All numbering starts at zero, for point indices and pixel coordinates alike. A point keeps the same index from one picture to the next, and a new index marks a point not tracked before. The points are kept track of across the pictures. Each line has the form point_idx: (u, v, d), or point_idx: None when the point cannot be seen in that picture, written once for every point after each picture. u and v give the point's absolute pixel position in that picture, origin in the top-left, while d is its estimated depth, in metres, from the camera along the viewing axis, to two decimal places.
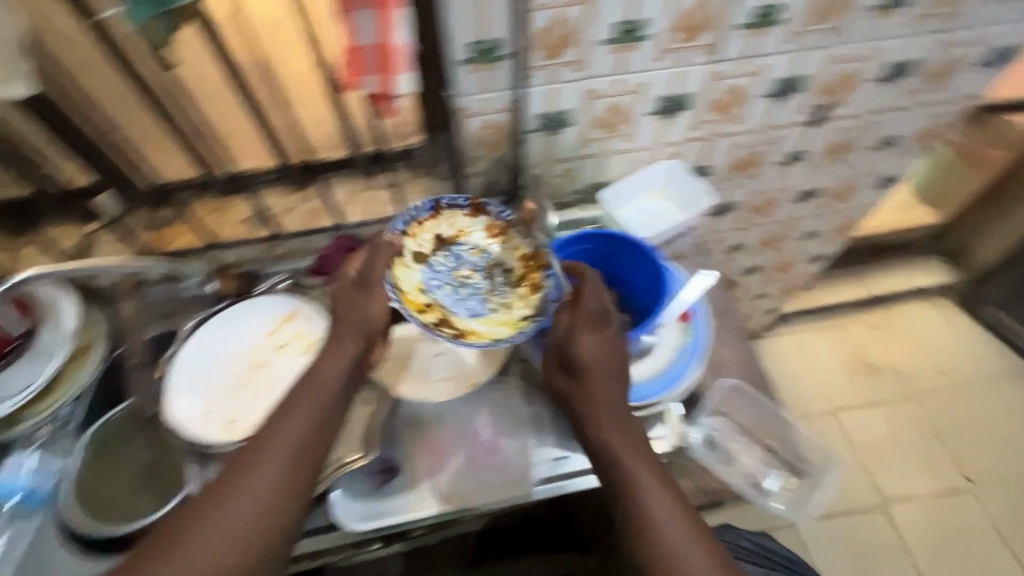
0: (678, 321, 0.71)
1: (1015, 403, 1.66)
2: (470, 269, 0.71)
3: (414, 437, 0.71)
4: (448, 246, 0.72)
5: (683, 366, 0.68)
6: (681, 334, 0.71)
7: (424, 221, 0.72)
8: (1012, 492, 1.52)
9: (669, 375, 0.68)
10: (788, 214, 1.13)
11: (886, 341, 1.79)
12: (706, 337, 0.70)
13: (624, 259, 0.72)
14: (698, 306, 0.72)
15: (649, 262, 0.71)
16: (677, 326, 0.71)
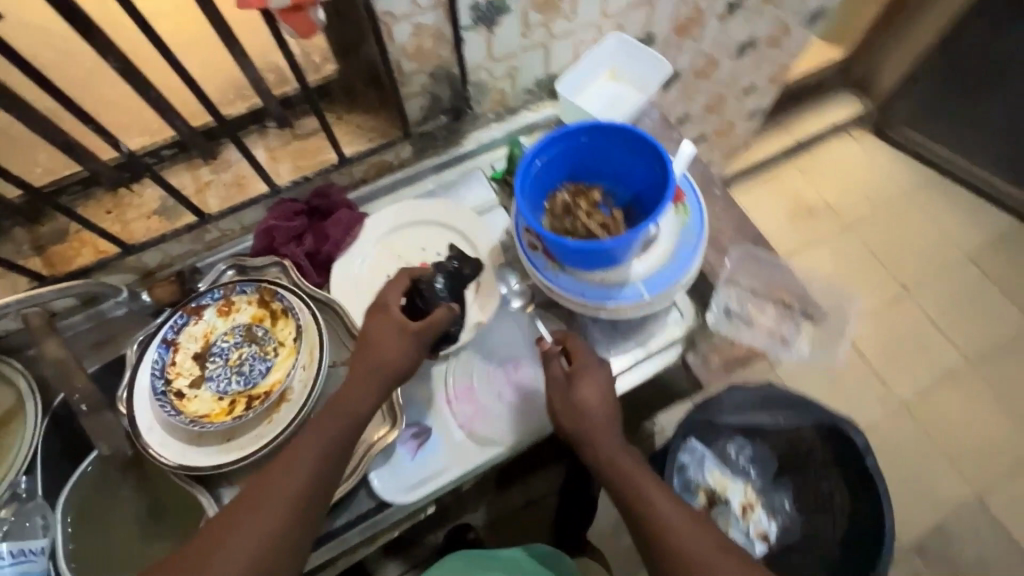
0: (674, 203, 0.67)
1: (933, 208, 1.82)
2: (230, 352, 0.67)
3: (437, 393, 0.69)
4: (204, 354, 0.67)
5: (690, 246, 0.66)
6: (679, 217, 0.67)
7: (174, 359, 0.66)
8: (941, 286, 1.71)
9: (679, 261, 0.65)
10: (728, 73, 1.10)
11: (817, 182, 1.88)
12: (705, 214, 0.67)
13: (605, 147, 0.65)
14: (688, 183, 0.69)
15: (642, 144, 0.62)
16: (674, 209, 0.68)
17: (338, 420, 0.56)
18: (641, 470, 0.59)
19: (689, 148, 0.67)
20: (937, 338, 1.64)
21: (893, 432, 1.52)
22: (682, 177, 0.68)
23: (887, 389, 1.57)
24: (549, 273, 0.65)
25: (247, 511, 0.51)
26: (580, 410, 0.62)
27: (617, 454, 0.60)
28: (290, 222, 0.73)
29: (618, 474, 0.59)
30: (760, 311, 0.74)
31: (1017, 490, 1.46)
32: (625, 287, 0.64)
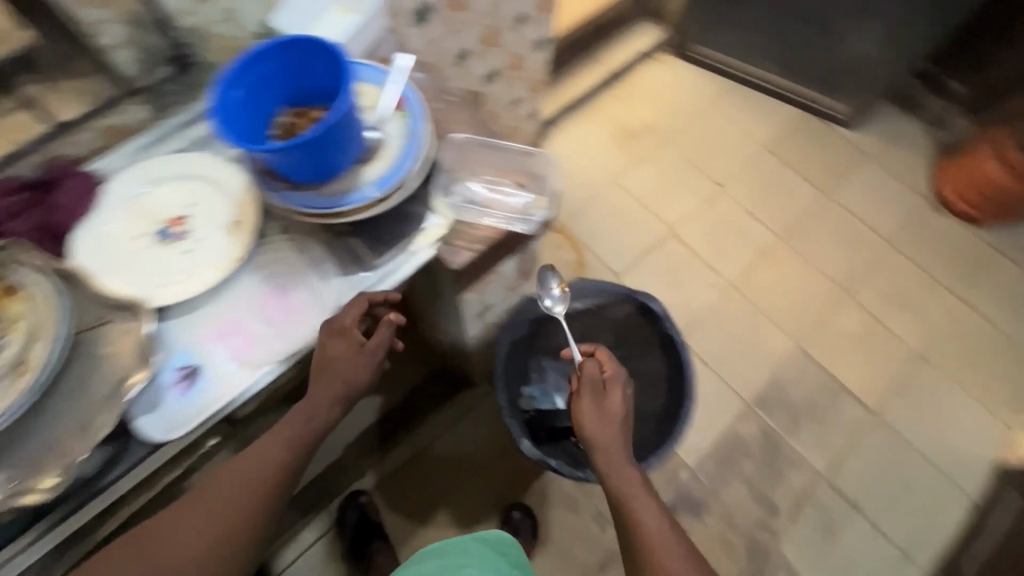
0: (394, 110, 0.73)
1: (734, 112, 2.04)
2: None
3: (201, 332, 0.69)
4: None
5: (411, 145, 0.71)
6: (401, 121, 0.72)
7: None
8: (750, 178, 1.93)
9: (401, 159, 0.70)
10: (488, 2, 1.16)
11: (634, 106, 2.04)
12: (424, 114, 0.73)
13: (304, 65, 0.68)
14: (407, 92, 0.74)
15: (330, 56, 0.65)
16: (395, 115, 0.73)
17: (308, 421, 0.70)
18: (637, 481, 0.79)
19: (399, 59, 0.73)
20: (752, 222, 1.86)
21: (726, 311, 1.72)
22: (400, 86, 0.73)
23: (717, 274, 1.77)
24: (281, 193, 0.67)
25: (235, 479, 0.66)
26: (603, 419, 0.83)
27: (622, 466, 0.81)
28: (12, 198, 0.70)
29: (617, 482, 0.79)
30: (497, 193, 0.83)
31: (829, 334, 1.71)
32: (354, 191, 0.68)
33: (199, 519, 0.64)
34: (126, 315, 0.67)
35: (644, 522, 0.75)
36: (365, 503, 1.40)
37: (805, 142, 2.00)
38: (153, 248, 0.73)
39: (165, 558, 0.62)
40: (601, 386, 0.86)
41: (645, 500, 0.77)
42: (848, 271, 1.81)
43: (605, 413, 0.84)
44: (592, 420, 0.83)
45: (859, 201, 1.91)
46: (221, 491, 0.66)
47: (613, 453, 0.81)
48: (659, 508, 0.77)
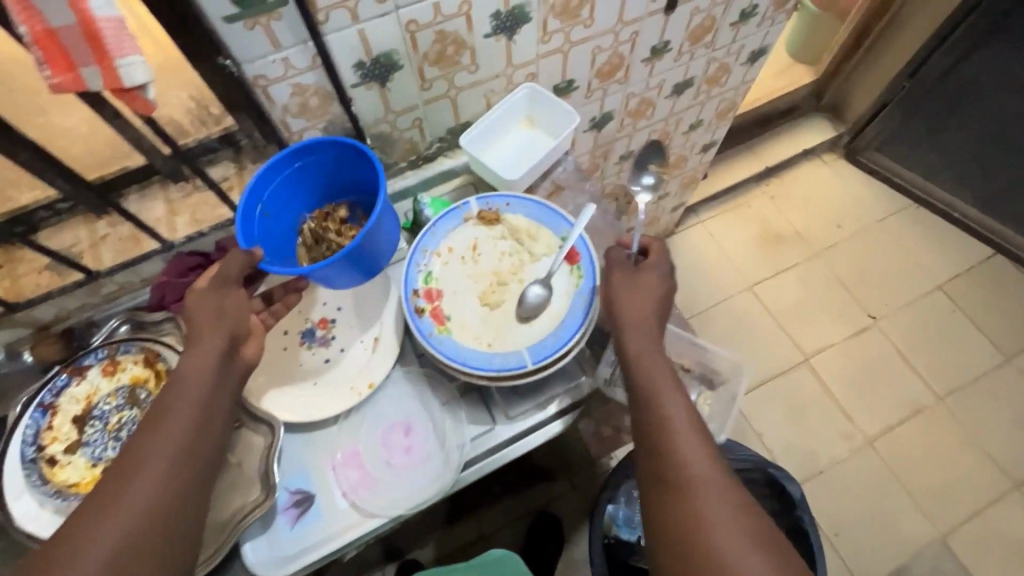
0: (567, 264, 0.67)
1: (905, 236, 1.79)
2: (111, 417, 0.65)
3: (322, 458, 0.66)
4: (86, 417, 0.65)
5: (581, 311, 0.64)
6: (572, 278, 0.66)
7: (53, 424, 0.64)
8: (910, 318, 1.68)
9: (568, 327, 0.63)
10: (668, 111, 1.08)
11: (786, 209, 1.85)
12: (598, 275, 0.65)
13: (338, 161, 0.66)
14: (585, 246, 0.67)
15: (351, 149, 0.64)
16: (568, 273, 0.66)
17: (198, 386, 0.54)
18: (688, 429, 0.55)
19: (585, 211, 0.67)
20: (904, 371, 1.60)
21: (854, 469, 1.49)
22: (578, 237, 0.67)
23: (851, 423, 1.54)
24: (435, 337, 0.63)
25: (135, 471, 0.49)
26: (634, 284, 0.63)
27: (668, 398, 0.56)
28: (182, 278, 0.71)
29: (651, 402, 0.57)
30: None
31: (982, 533, 1.42)
32: (509, 354, 0.62)
33: (156, 448, 0.50)
34: (259, 426, 0.65)
35: (694, 468, 0.52)
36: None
37: (992, 289, 1.70)
38: (296, 350, 0.72)
39: (94, 540, 0.46)
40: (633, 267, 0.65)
41: (698, 451, 0.53)
42: (1022, 459, 1.49)
43: (647, 295, 0.62)
44: (634, 304, 0.62)
45: None
46: (163, 416, 0.52)
47: (648, 360, 0.59)
48: (708, 448, 0.54)
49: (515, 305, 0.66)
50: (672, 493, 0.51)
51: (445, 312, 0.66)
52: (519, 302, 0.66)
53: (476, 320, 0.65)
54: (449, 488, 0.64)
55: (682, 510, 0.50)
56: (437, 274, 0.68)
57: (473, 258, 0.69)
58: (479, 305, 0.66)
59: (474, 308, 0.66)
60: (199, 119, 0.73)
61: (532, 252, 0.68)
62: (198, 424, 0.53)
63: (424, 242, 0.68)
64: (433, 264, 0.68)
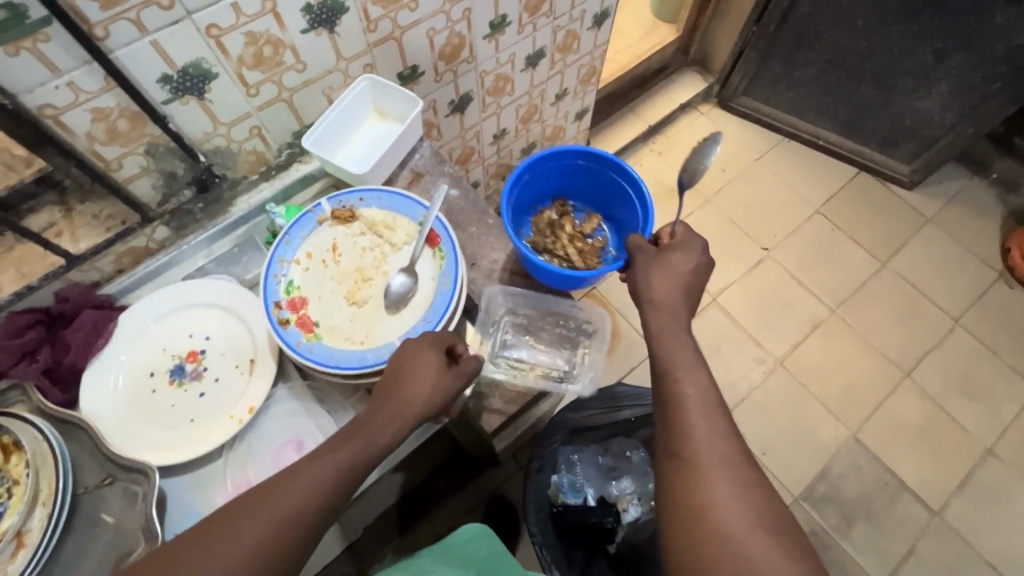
0: (427, 248, 0.66)
1: (781, 170, 1.93)
2: None
3: (213, 492, 0.64)
4: None
5: (447, 291, 0.64)
6: (435, 261, 0.66)
7: None
8: (796, 243, 1.82)
9: (436, 310, 0.63)
10: (528, 84, 1.10)
11: (674, 162, 1.95)
12: (458, 253, 0.65)
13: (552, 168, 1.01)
14: (443, 226, 0.67)
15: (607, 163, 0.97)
16: (431, 256, 0.66)
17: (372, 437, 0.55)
18: (709, 414, 0.59)
19: (436, 193, 0.66)
20: (799, 292, 1.74)
21: (771, 390, 1.61)
22: (434, 219, 0.67)
23: (762, 350, 1.66)
24: (303, 348, 0.61)
25: (234, 523, 0.48)
26: (669, 269, 0.73)
27: (689, 375, 0.61)
28: (16, 341, 0.65)
29: (674, 380, 0.61)
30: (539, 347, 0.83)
31: (885, 421, 1.58)
32: (382, 350, 0.62)
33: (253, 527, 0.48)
34: (134, 478, 0.62)
35: (701, 444, 0.56)
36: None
37: (859, 204, 1.88)
38: (166, 390, 0.68)
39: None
40: (658, 259, 0.74)
41: (716, 431, 0.57)
42: (907, 350, 1.67)
43: (676, 279, 0.72)
44: (661, 284, 0.71)
45: (917, 269, 1.78)
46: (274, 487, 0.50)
47: (671, 343, 0.65)
48: (728, 428, 0.58)
49: (382, 299, 0.65)
50: (680, 466, 0.56)
51: (312, 319, 0.64)
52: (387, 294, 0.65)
53: (345, 321, 0.64)
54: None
55: (685, 478, 0.55)
56: (298, 282, 0.65)
57: (336, 259, 0.67)
58: (347, 305, 0.65)
59: (342, 309, 0.65)
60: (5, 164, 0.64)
61: (392, 242, 0.68)
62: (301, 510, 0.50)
63: (280, 252, 0.66)
64: (292, 273, 0.66)
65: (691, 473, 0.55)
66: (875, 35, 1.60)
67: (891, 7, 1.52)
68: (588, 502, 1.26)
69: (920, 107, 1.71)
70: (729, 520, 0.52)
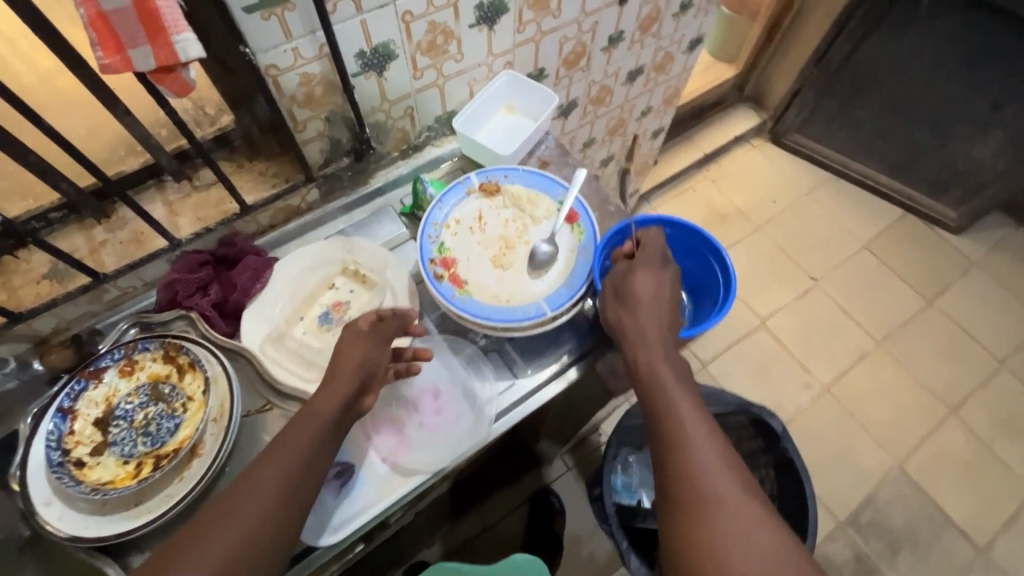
0: (567, 224, 0.73)
1: (831, 206, 2.00)
2: (137, 413, 0.65)
3: (357, 428, 0.68)
4: (109, 415, 0.64)
5: (586, 259, 0.71)
6: (574, 234, 0.73)
7: (75, 428, 0.63)
8: (844, 275, 1.87)
9: (577, 276, 0.69)
10: (623, 97, 1.18)
11: (726, 190, 2.03)
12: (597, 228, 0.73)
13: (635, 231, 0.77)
14: (581, 204, 0.75)
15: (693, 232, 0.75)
16: (569, 230, 0.73)
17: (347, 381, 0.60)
18: (715, 450, 0.56)
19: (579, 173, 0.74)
20: (845, 322, 1.79)
21: (817, 415, 1.64)
22: (575, 198, 0.74)
23: (809, 375, 1.70)
24: (457, 300, 0.68)
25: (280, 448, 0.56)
26: (637, 300, 0.65)
27: (684, 409, 0.59)
28: (193, 274, 0.72)
29: (672, 417, 0.58)
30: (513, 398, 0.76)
31: (930, 455, 1.59)
32: (527, 306, 0.68)
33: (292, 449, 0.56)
34: (293, 406, 0.68)
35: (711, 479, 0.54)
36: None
37: (906, 243, 1.93)
38: (314, 333, 0.74)
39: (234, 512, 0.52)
40: (623, 288, 0.66)
41: (720, 467, 0.55)
42: (952, 388, 1.70)
43: (652, 309, 0.64)
44: (644, 303, 0.64)
45: (962, 310, 1.82)
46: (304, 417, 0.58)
47: (662, 372, 0.62)
48: (729, 460, 0.56)
49: (525, 264, 0.72)
50: (685, 507, 0.54)
51: (461, 277, 0.70)
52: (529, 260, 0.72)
53: (491, 281, 0.71)
54: (483, 440, 0.68)
55: (693, 517, 0.53)
56: (449, 245, 0.73)
57: (481, 228, 0.75)
58: (493, 267, 0.72)
59: (488, 270, 0.72)
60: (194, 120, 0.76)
61: (534, 215, 0.75)
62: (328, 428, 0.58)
63: (434, 216, 0.74)
64: (443, 235, 0.73)
65: (700, 510, 0.53)
66: (931, 83, 1.70)
67: (950, 57, 1.62)
68: (643, 504, 1.29)
69: (971, 154, 1.78)
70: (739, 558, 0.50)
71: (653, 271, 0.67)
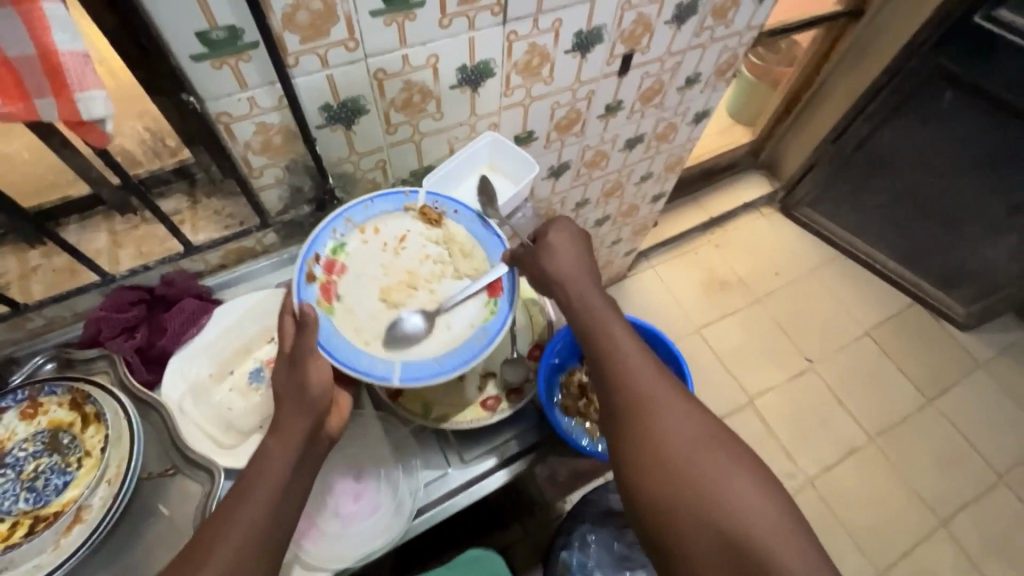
0: (486, 294, 0.69)
1: (835, 285, 1.94)
2: (26, 463, 0.59)
3: None
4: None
5: (477, 344, 0.65)
6: (486, 310, 0.68)
7: None
8: (841, 361, 1.79)
9: (454, 358, 0.63)
10: (621, 162, 1.14)
11: (729, 257, 1.97)
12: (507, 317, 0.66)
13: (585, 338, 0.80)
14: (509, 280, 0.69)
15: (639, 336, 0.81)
16: (483, 303, 0.68)
17: (284, 450, 0.55)
18: (645, 364, 0.60)
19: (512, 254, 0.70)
20: (837, 412, 1.70)
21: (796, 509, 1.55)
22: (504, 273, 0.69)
23: (793, 463, 1.61)
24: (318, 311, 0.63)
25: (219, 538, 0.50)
26: (555, 251, 0.67)
27: (615, 331, 0.62)
28: (119, 314, 0.67)
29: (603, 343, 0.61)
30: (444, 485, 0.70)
31: (915, 569, 1.49)
32: (381, 361, 0.62)
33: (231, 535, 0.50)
34: (198, 474, 0.62)
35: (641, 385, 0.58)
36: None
37: (910, 335, 1.86)
38: (241, 391, 0.68)
39: None
40: (540, 247, 0.68)
41: (650, 375, 0.59)
42: (944, 496, 1.60)
43: (568, 257, 0.67)
44: (563, 256, 0.67)
45: (963, 413, 1.73)
46: (243, 498, 0.52)
47: (590, 305, 0.64)
48: (657, 369, 0.60)
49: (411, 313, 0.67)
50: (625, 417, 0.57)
51: (335, 289, 0.67)
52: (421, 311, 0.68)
53: (367, 311, 0.67)
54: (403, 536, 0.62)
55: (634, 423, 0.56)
56: (349, 248, 0.70)
57: (397, 248, 0.72)
58: (381, 294, 0.69)
59: (372, 298, 0.68)
60: (152, 150, 0.73)
61: (458, 268, 0.72)
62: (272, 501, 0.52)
63: (352, 212, 0.70)
64: (350, 236, 0.70)
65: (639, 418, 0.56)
66: (949, 176, 1.64)
67: (971, 153, 1.57)
68: None
69: (986, 252, 1.71)
70: (679, 451, 0.54)
71: (563, 234, 0.69)
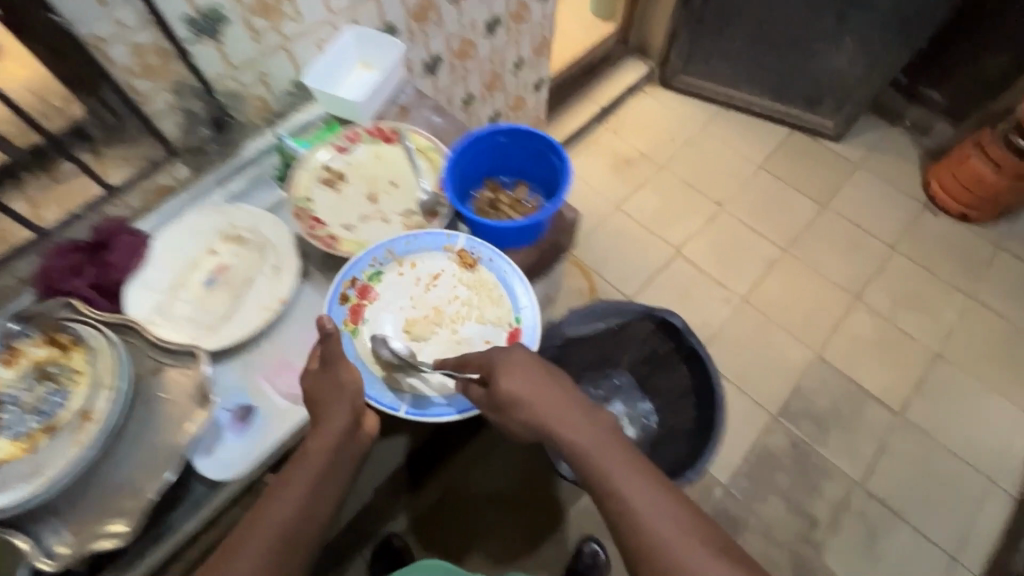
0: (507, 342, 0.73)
1: (723, 135, 2.14)
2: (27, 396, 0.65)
3: (253, 372, 0.72)
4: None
5: None
6: None
7: None
8: (744, 196, 2.00)
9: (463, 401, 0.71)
10: (489, 50, 1.24)
11: (627, 137, 2.13)
12: None
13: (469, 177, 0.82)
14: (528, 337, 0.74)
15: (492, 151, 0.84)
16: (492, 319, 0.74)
17: (320, 454, 0.63)
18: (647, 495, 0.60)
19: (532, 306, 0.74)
20: (752, 237, 1.92)
21: (738, 325, 1.76)
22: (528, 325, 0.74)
23: (726, 290, 1.82)
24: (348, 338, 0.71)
25: (244, 542, 0.58)
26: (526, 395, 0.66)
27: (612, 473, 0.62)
28: (64, 258, 0.73)
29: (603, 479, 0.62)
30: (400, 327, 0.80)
31: (844, 339, 1.74)
32: (392, 390, 0.71)
33: (259, 535, 0.58)
34: (184, 362, 0.69)
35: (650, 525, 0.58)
36: (399, 546, 1.37)
37: (796, 158, 2.09)
38: (197, 294, 0.76)
39: None
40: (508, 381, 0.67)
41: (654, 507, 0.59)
42: (853, 277, 1.85)
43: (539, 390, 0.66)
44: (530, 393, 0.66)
45: (853, 207, 1.98)
46: (281, 493, 0.61)
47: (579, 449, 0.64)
48: (659, 500, 0.60)
49: (432, 346, 0.74)
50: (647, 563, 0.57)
51: (364, 313, 0.74)
52: (443, 347, 0.74)
53: (388, 336, 0.73)
54: None
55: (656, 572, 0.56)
56: (383, 276, 0.75)
57: (429, 285, 0.76)
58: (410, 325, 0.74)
59: (397, 325, 0.74)
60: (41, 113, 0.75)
61: (483, 312, 0.75)
62: (304, 506, 0.61)
63: (392, 245, 0.75)
64: (388, 267, 0.75)
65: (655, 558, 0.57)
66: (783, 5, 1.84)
67: None
68: None
69: (834, 64, 1.94)
70: None
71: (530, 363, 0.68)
